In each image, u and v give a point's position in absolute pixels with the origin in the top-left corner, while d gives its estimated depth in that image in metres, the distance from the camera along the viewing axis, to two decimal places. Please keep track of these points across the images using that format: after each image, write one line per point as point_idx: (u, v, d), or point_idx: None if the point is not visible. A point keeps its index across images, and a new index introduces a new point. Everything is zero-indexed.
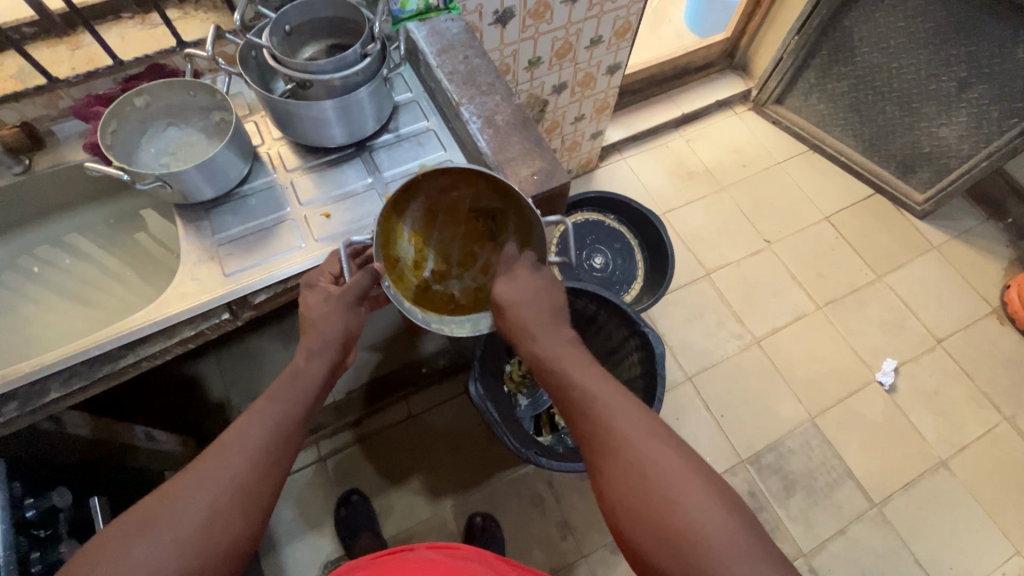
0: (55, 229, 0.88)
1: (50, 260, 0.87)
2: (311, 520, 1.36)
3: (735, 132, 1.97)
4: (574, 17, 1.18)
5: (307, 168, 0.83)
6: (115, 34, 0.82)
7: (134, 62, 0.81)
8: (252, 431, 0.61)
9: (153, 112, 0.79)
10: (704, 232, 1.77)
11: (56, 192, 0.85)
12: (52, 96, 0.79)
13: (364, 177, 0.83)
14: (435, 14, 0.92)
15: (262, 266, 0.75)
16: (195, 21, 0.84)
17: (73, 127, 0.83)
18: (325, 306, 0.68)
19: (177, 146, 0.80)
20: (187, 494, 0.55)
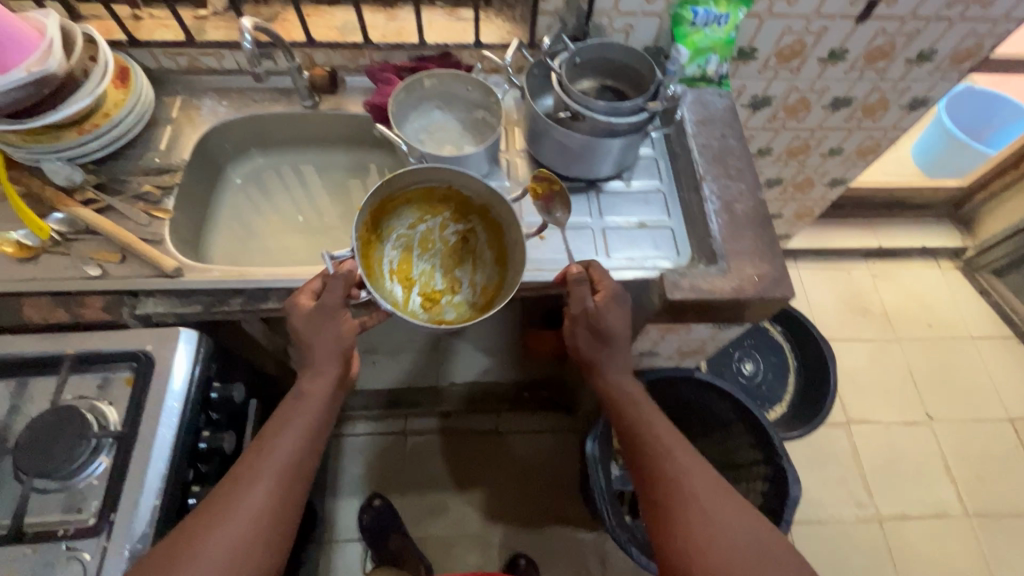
0: (306, 160, 0.98)
1: (287, 184, 0.97)
2: (375, 484, 1.41)
3: (932, 286, 1.76)
4: (827, 123, 1.13)
5: None
6: (425, 17, 0.92)
7: (433, 45, 0.89)
8: (262, 466, 0.64)
9: (430, 94, 0.87)
10: (859, 377, 1.60)
11: (322, 129, 0.94)
12: (357, 53, 0.89)
13: (587, 215, 0.84)
14: (705, 83, 0.91)
15: None
16: (492, 26, 0.91)
17: (360, 83, 0.93)
18: (307, 319, 0.68)
19: (436, 128, 0.87)
20: (203, 536, 0.57)
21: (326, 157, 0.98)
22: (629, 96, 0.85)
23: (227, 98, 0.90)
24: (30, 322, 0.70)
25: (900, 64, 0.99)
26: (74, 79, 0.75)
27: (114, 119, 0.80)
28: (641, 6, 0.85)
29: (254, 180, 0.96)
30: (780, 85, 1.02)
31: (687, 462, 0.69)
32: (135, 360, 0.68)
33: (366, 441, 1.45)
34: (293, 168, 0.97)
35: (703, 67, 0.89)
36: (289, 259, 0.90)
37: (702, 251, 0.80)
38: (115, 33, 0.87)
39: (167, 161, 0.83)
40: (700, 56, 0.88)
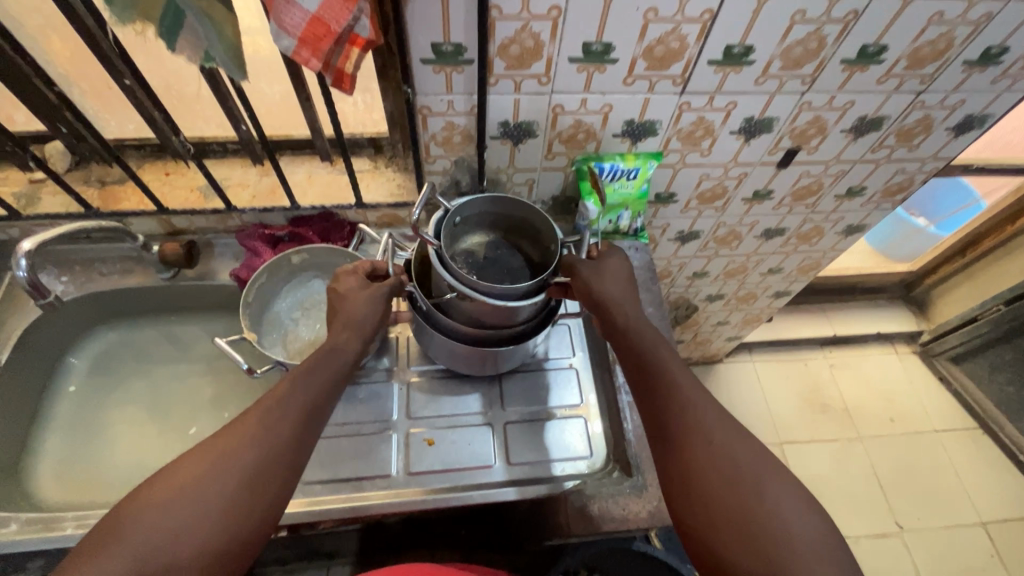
0: (174, 331, 0.83)
1: (146, 358, 0.82)
2: None
3: (890, 375, 1.70)
4: (761, 249, 1.06)
5: (428, 371, 0.74)
6: (303, 170, 0.80)
7: (309, 208, 0.78)
8: (273, 410, 0.48)
9: (303, 268, 0.77)
10: (823, 485, 1.50)
11: (188, 296, 0.82)
12: (224, 216, 0.78)
13: (487, 405, 0.71)
14: (620, 236, 0.83)
15: (345, 486, 0.65)
16: (380, 179, 0.80)
17: (229, 245, 0.81)
18: (364, 294, 0.59)
19: (311, 301, 0.77)
20: (178, 485, 0.43)
21: (196, 325, 0.84)
22: (525, 249, 0.68)
23: (66, 271, 0.76)
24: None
25: (830, 200, 0.92)
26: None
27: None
28: (540, 163, 0.76)
29: (97, 371, 0.80)
30: (706, 221, 0.94)
31: (688, 384, 0.54)
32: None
33: None
34: (152, 343, 0.83)
35: (615, 222, 0.82)
36: (142, 474, 0.73)
37: (617, 451, 0.69)
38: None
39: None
40: (611, 214, 0.80)
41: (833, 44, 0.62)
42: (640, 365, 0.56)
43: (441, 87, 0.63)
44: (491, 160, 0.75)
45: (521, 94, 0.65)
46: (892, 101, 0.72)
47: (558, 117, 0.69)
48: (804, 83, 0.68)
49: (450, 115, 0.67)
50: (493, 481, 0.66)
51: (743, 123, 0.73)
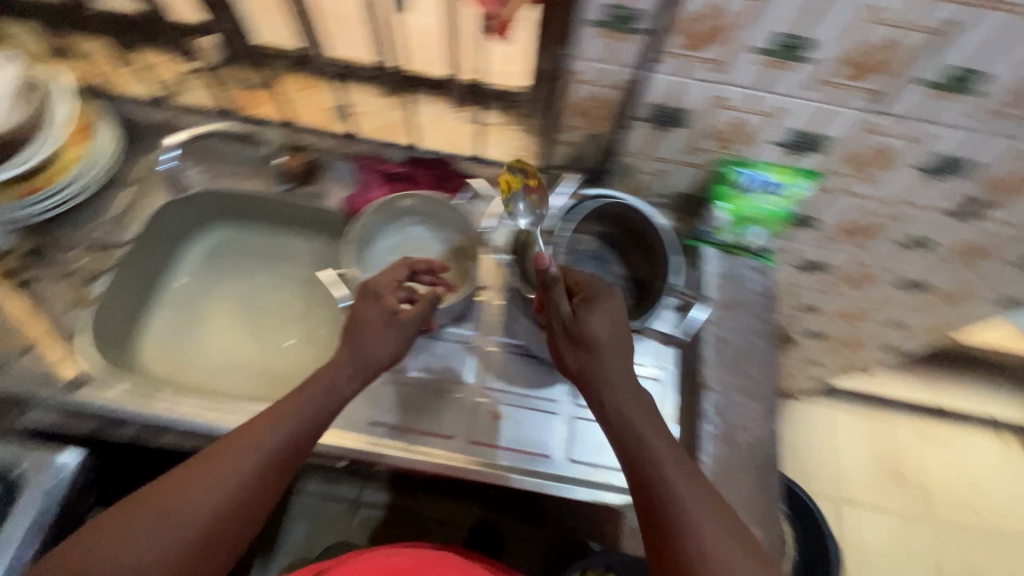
0: (276, 240, 0.86)
1: (247, 260, 0.86)
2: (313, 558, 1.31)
3: (989, 464, 1.51)
4: (892, 300, 0.94)
5: (507, 344, 0.72)
6: (431, 110, 0.78)
7: (427, 152, 0.79)
8: (250, 450, 0.51)
9: (412, 211, 0.76)
10: (874, 557, 1.39)
11: (296, 212, 0.84)
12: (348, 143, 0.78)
13: (558, 394, 0.69)
14: (742, 252, 0.75)
15: (408, 438, 0.66)
16: (506, 135, 0.77)
17: (347, 171, 0.81)
18: (380, 324, 0.58)
19: (412, 246, 0.77)
20: (155, 510, 0.47)
21: (296, 240, 0.87)
22: (631, 263, 0.69)
23: (198, 163, 0.80)
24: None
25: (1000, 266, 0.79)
26: (14, 142, 0.64)
27: (61, 184, 0.70)
28: (680, 156, 0.70)
29: (206, 262, 0.85)
30: (842, 257, 0.84)
31: (703, 517, 0.49)
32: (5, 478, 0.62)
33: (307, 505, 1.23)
34: (256, 246, 0.86)
35: (741, 236, 0.74)
36: (229, 366, 0.78)
37: None
38: (92, 79, 0.79)
39: (110, 236, 0.75)
40: (742, 225, 0.72)
41: None
42: (640, 481, 0.52)
43: (599, 53, 0.58)
44: (628, 141, 0.69)
45: (691, 79, 0.59)
46: None
47: (716, 111, 0.62)
48: None
49: (601, 85, 0.62)
50: (553, 474, 0.65)
51: (931, 160, 0.62)
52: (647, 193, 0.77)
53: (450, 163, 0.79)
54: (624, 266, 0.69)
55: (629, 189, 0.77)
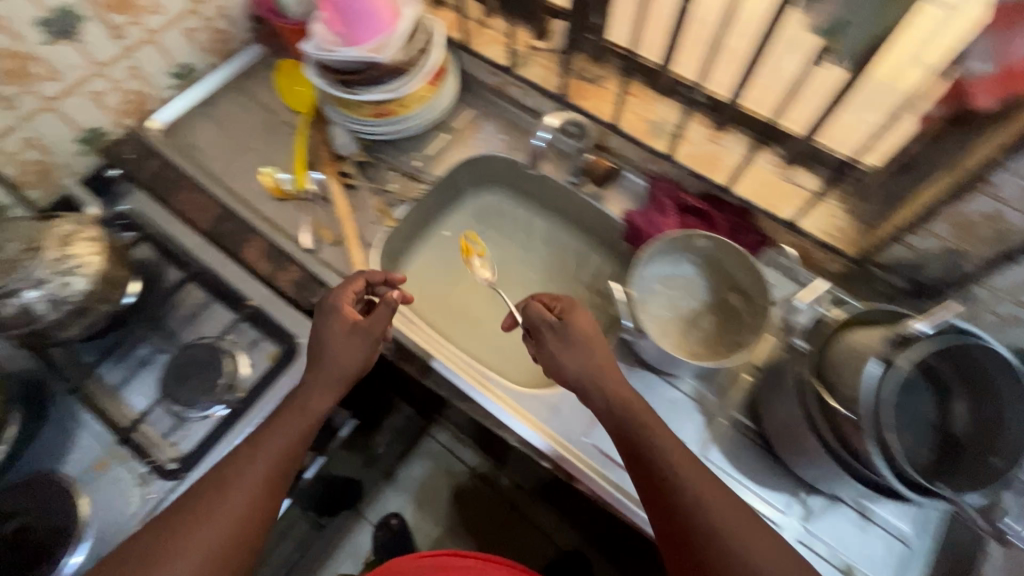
0: (529, 217, 0.98)
1: (499, 224, 0.98)
2: (424, 492, 1.48)
3: None
4: None
5: (697, 394, 0.75)
6: (747, 154, 0.80)
7: (737, 198, 0.79)
8: (251, 462, 0.62)
9: (696, 250, 0.78)
10: None
11: (560, 202, 0.94)
12: (650, 158, 0.84)
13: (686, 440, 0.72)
14: None
15: (583, 444, 0.74)
16: (793, 199, 0.77)
17: (634, 184, 0.87)
18: (343, 336, 0.69)
19: (673, 281, 0.79)
20: (197, 519, 0.59)
21: (545, 223, 0.97)
22: (954, 407, 0.59)
23: (508, 134, 0.95)
24: (246, 255, 0.83)
25: None
26: (386, 76, 0.85)
27: (400, 116, 0.89)
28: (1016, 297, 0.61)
29: (473, 223, 0.98)
30: None
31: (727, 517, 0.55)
32: (290, 347, 0.76)
33: (436, 450, 1.53)
34: (513, 223, 0.98)
35: None
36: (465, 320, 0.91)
37: None
38: (456, 30, 0.95)
39: (422, 170, 0.92)
40: None
41: None
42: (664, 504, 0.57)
43: None
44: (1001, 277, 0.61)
45: None
46: None
47: (971, 196, 0.57)
48: None
49: (1002, 204, 0.55)
50: None
51: None
52: (879, 270, 0.73)
53: (682, 187, 0.84)
54: (940, 410, 0.60)
55: (869, 262, 0.73)
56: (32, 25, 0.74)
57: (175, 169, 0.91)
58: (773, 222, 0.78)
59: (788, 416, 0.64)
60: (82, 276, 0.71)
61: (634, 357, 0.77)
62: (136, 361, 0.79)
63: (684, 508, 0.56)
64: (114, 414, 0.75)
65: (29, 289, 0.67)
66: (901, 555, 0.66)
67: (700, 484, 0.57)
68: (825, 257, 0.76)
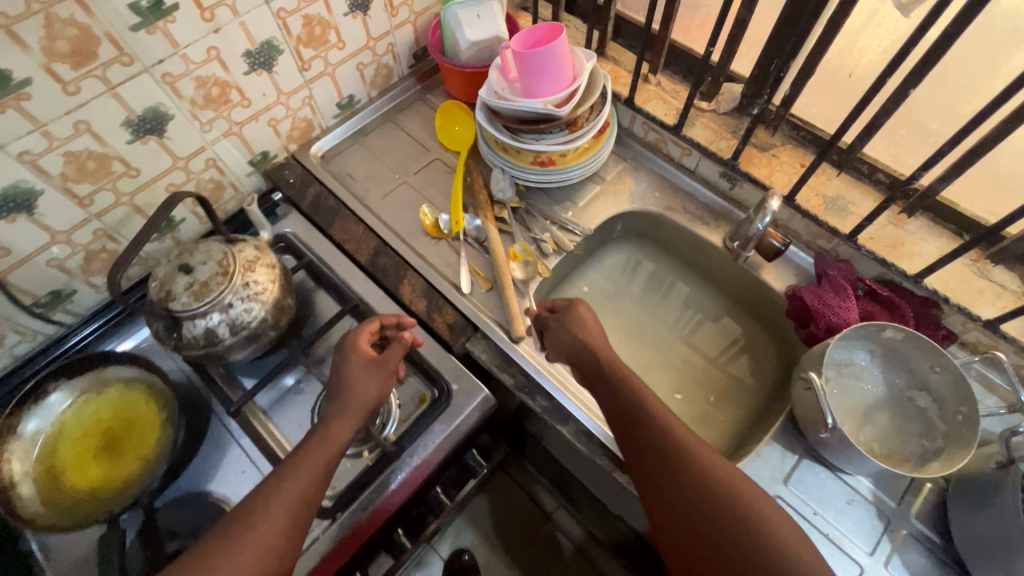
0: (672, 277, 0.97)
1: (641, 281, 0.98)
2: (498, 533, 1.44)
3: None
4: None
5: (877, 500, 0.68)
6: (935, 243, 0.76)
7: (927, 290, 0.73)
8: (280, 489, 0.57)
9: (880, 340, 0.73)
10: None
11: (711, 266, 0.93)
12: (824, 235, 0.80)
13: (867, 549, 0.66)
14: None
15: None
16: (991, 298, 0.72)
17: (799, 258, 0.84)
18: (361, 369, 0.66)
19: (848, 369, 0.75)
20: (222, 549, 0.53)
21: (690, 285, 0.96)
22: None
23: (662, 191, 0.93)
24: (401, 293, 0.83)
25: None
26: (554, 126, 0.84)
27: (560, 167, 0.88)
28: None
29: (617, 276, 0.98)
30: None
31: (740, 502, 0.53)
32: (444, 394, 0.76)
33: (514, 490, 1.48)
34: (656, 281, 0.98)
35: None
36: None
37: None
38: (619, 85, 0.95)
39: (574, 220, 0.91)
40: None
41: None
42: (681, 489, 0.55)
43: None
44: None
45: None
46: None
47: None
48: None
49: None
50: None
51: None
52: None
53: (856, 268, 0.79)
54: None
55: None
56: (240, 56, 0.77)
57: (332, 197, 0.93)
58: (967, 321, 0.72)
59: (1000, 542, 0.58)
60: (261, 302, 0.72)
61: (806, 450, 0.71)
62: (286, 388, 0.80)
63: (657, 440, 0.58)
64: (266, 440, 0.75)
65: (216, 312, 0.69)
66: None
67: (669, 418, 0.60)
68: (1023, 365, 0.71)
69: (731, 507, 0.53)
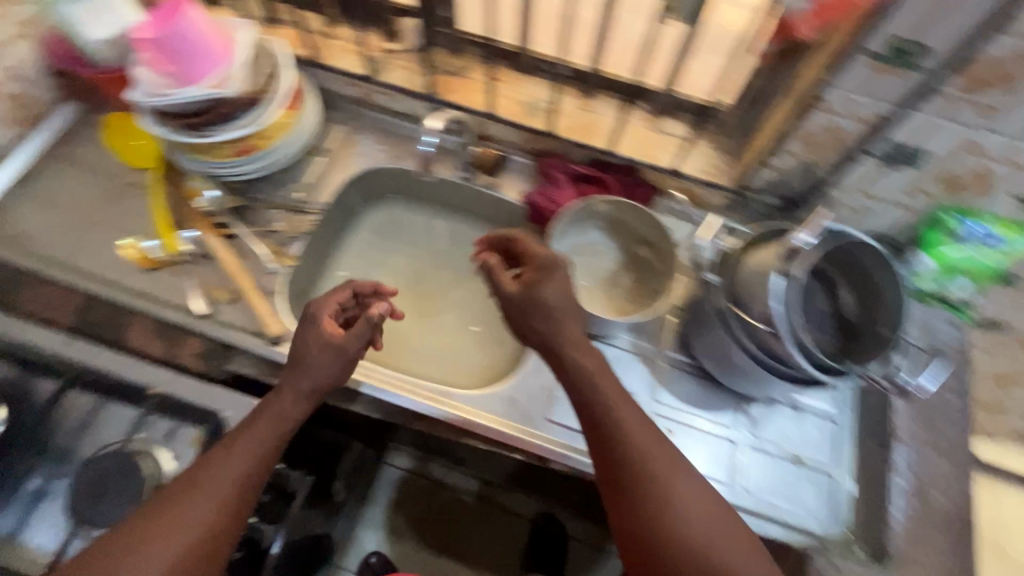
0: (432, 220, 0.96)
1: (404, 232, 0.96)
2: (395, 522, 1.43)
3: None
4: None
5: (637, 348, 0.79)
6: (611, 114, 0.85)
7: (621, 158, 0.83)
8: (205, 495, 0.53)
9: (595, 216, 0.82)
10: None
11: (460, 199, 0.94)
12: (532, 137, 0.85)
13: (636, 387, 0.77)
14: None
15: (544, 421, 0.76)
16: (663, 146, 0.83)
17: (520, 164, 0.89)
18: (316, 350, 0.62)
19: (582, 248, 0.83)
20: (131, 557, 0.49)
21: (447, 222, 0.96)
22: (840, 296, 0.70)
23: (388, 143, 0.92)
24: (132, 341, 0.75)
25: None
26: (234, 110, 0.77)
27: (266, 150, 0.81)
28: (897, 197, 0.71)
29: (382, 237, 0.95)
30: None
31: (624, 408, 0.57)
32: (212, 423, 0.67)
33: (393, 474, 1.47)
34: (417, 228, 0.96)
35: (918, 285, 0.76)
36: (404, 341, 0.89)
37: (779, 480, 0.74)
38: (301, 47, 0.90)
39: (309, 201, 0.87)
40: (946, 276, 0.72)
41: None
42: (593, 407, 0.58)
43: (870, 89, 0.60)
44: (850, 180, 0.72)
45: (952, 123, 0.59)
46: None
47: (816, 113, 0.66)
48: None
49: (844, 116, 0.64)
50: None
51: None
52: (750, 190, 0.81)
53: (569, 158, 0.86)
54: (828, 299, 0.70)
55: (740, 189, 0.81)
56: None
57: (6, 264, 0.77)
58: (657, 173, 0.83)
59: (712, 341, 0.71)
60: None
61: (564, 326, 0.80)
62: (26, 496, 0.66)
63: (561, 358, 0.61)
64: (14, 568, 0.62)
65: None
66: (832, 432, 0.77)
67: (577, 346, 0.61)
68: (706, 193, 0.83)
69: (626, 435, 0.56)
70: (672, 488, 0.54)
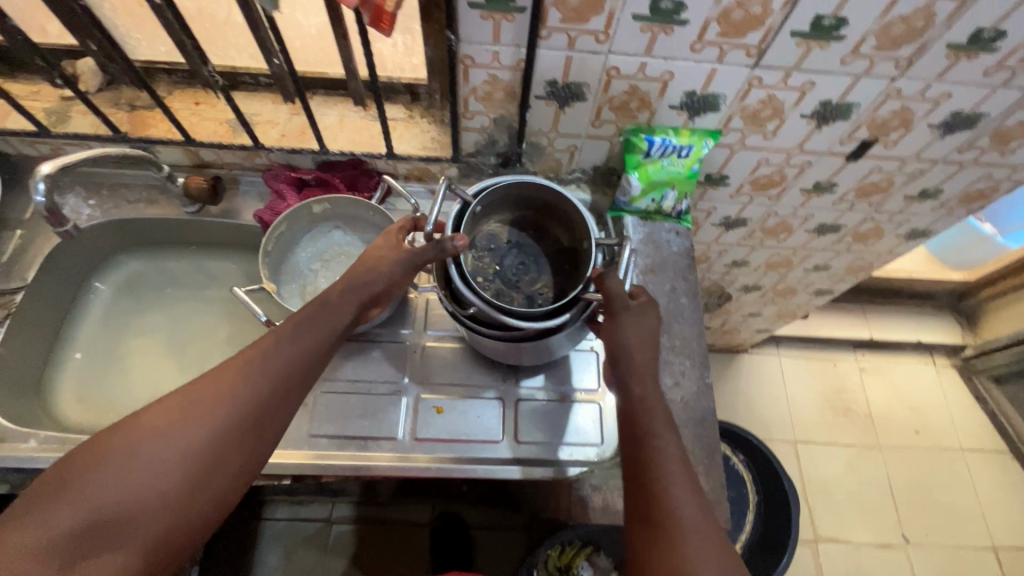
0: (197, 265, 0.83)
1: (157, 290, 0.82)
2: None
3: (919, 385, 1.61)
4: (811, 244, 0.98)
5: (440, 339, 0.72)
6: (339, 112, 0.76)
7: (374, 155, 0.75)
8: (205, 417, 0.46)
9: (329, 217, 0.74)
10: (834, 488, 1.47)
11: (218, 237, 0.81)
12: (252, 153, 0.75)
13: (445, 377, 0.70)
14: (662, 218, 0.77)
15: (354, 444, 0.65)
16: (415, 130, 0.76)
17: (256, 185, 0.79)
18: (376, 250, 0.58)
19: (333, 255, 0.75)
20: (113, 478, 0.42)
21: (217, 260, 0.83)
22: (553, 232, 0.67)
23: (94, 195, 0.76)
24: None
25: (898, 199, 0.84)
26: None
27: None
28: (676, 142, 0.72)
29: (125, 297, 0.81)
30: (757, 209, 0.87)
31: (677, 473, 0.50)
32: None
33: (271, 529, 1.21)
34: (176, 277, 0.83)
35: (658, 202, 0.75)
36: None
37: None
38: None
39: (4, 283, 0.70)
40: (655, 191, 0.73)
41: (940, 26, 0.55)
42: (647, 463, 0.50)
43: (640, 47, 0.58)
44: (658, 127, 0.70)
45: (721, 65, 0.60)
46: (995, 97, 0.63)
47: (611, 81, 0.63)
48: (898, 67, 0.60)
49: (637, 79, 0.62)
50: (499, 458, 0.65)
51: (818, 106, 0.65)
52: (563, 172, 0.79)
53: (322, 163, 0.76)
54: (551, 241, 0.67)
55: (545, 169, 0.78)
56: None
57: None
58: (421, 164, 0.76)
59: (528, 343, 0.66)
60: None
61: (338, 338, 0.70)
62: None
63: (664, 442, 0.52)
64: None
65: None
66: None
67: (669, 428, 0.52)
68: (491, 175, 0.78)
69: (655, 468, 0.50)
70: (682, 529, 0.47)
